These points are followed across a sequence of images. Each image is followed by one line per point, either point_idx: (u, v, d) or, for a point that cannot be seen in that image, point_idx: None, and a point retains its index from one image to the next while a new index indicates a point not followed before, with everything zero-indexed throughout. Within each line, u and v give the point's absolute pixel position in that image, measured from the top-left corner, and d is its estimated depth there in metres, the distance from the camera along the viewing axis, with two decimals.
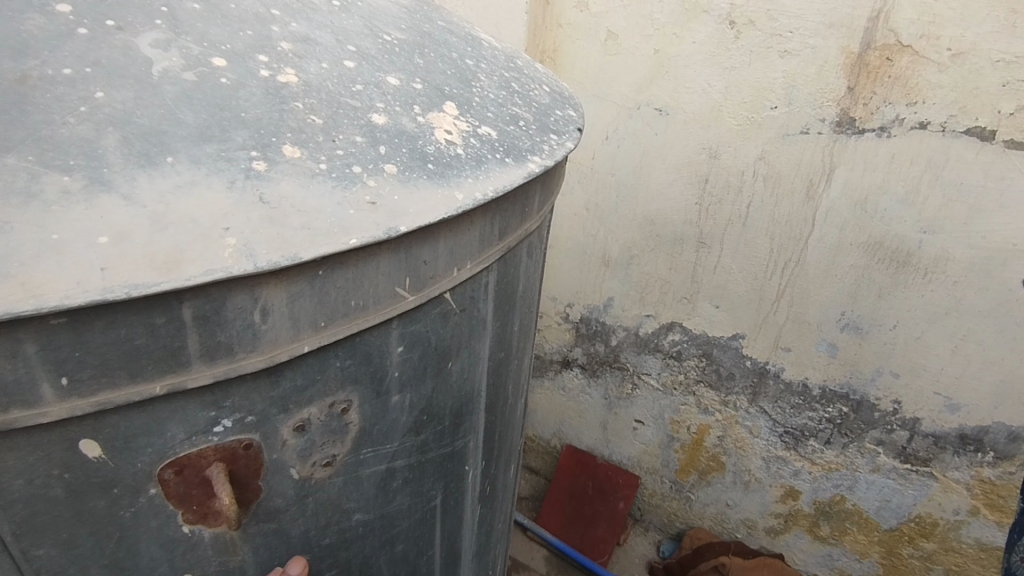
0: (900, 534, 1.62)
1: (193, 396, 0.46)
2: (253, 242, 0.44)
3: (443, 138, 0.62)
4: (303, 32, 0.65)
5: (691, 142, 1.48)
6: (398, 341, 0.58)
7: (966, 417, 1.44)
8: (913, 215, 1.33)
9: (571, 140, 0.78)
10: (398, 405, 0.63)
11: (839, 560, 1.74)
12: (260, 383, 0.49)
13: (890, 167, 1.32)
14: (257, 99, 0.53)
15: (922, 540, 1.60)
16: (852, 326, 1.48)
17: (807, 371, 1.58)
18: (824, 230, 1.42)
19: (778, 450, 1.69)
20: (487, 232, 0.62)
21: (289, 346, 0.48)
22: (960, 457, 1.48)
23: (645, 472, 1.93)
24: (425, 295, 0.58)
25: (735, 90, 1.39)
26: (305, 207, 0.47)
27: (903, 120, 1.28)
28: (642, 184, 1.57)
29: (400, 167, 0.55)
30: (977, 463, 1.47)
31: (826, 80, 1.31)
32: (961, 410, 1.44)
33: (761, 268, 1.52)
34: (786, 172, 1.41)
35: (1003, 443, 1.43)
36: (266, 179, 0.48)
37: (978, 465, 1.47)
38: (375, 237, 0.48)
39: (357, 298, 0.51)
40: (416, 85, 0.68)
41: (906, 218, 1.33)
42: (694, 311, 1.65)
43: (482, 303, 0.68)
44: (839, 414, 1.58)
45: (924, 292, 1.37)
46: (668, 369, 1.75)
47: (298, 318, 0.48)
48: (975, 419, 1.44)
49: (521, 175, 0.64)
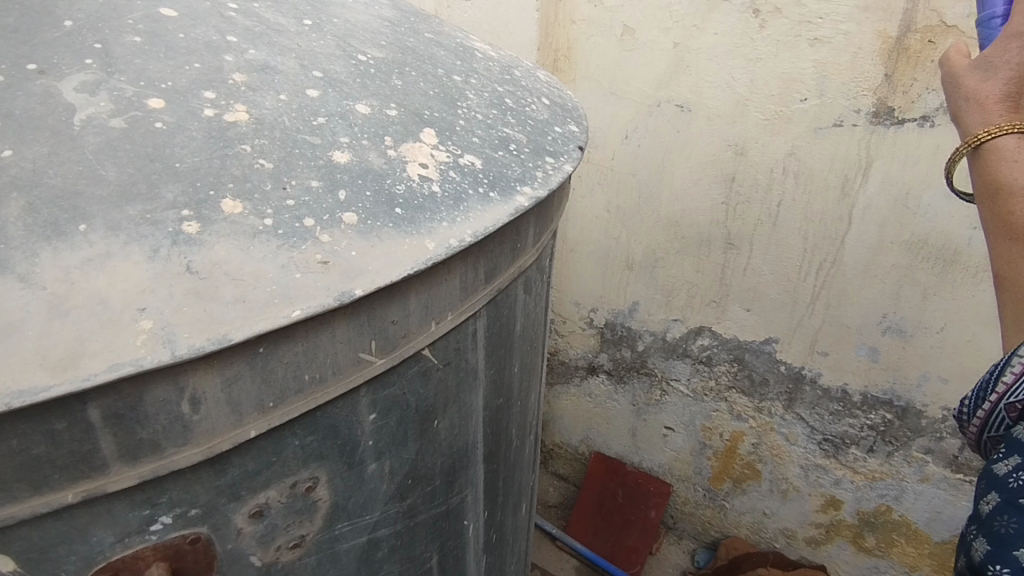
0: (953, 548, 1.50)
1: (118, 498, 0.41)
2: (172, 324, 0.38)
3: (417, 175, 0.55)
4: (261, 58, 0.58)
5: (716, 139, 1.38)
6: (369, 409, 0.52)
7: None
8: (962, 212, 1.21)
9: (570, 162, 0.70)
10: (375, 473, 0.56)
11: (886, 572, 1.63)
12: (200, 474, 0.43)
13: (935, 159, 1.20)
14: (195, 145, 0.47)
15: None
16: (895, 329, 1.36)
17: (846, 376, 1.47)
18: (861, 229, 1.31)
19: (817, 458, 1.58)
20: (469, 279, 0.55)
21: (230, 434, 0.42)
22: None
23: (677, 480, 1.83)
24: (398, 356, 0.51)
25: (762, 83, 1.29)
26: (240, 275, 0.41)
27: None
28: (664, 185, 1.47)
29: (361, 216, 0.48)
30: None
31: (862, 68, 1.20)
32: None
33: (794, 268, 1.42)
34: (819, 169, 1.30)
35: None
36: (195, 244, 0.41)
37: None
38: (323, 305, 0.42)
39: (311, 372, 0.45)
40: (390, 111, 0.60)
41: (953, 215, 1.22)
42: (724, 315, 1.55)
43: (471, 352, 0.61)
44: (884, 421, 1.47)
45: (977, 292, 1.25)
46: (698, 374, 1.66)
47: (239, 402, 0.41)
48: None
49: (506, 212, 0.56)
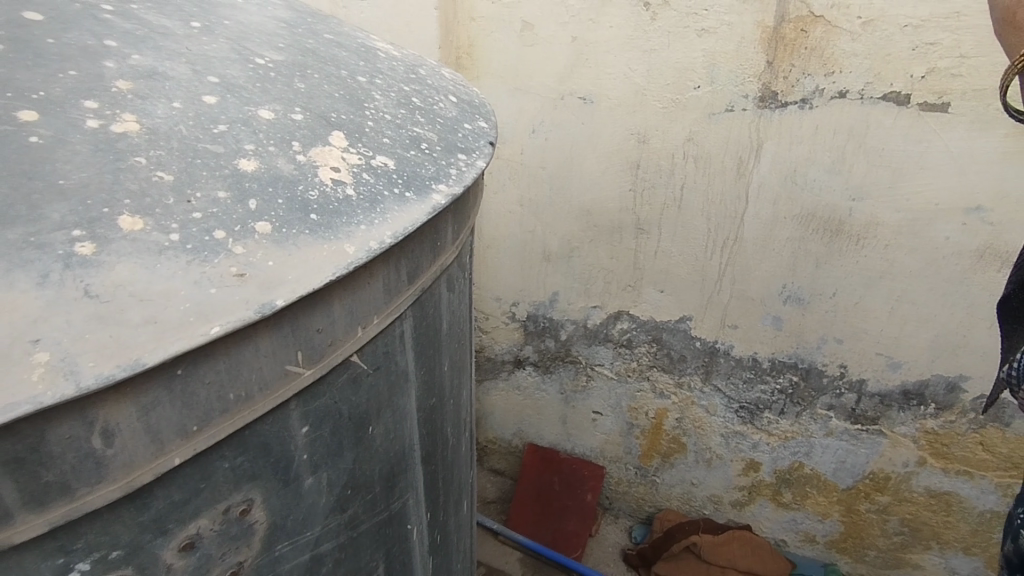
0: (857, 492, 1.64)
1: (27, 549, 0.37)
2: (74, 353, 0.35)
3: (330, 179, 0.53)
4: (147, 64, 0.54)
5: (620, 129, 1.43)
6: (300, 422, 0.50)
7: (907, 373, 1.46)
8: (842, 185, 1.32)
9: (483, 157, 0.70)
10: (312, 488, 0.54)
11: (803, 523, 1.75)
12: (120, 512, 0.40)
13: (816, 139, 1.30)
14: (81, 159, 0.43)
15: (878, 495, 1.63)
16: (794, 298, 1.47)
17: (754, 346, 1.57)
18: (757, 207, 1.40)
19: (736, 425, 1.68)
20: (393, 281, 0.55)
21: (152, 465, 0.40)
22: (905, 412, 1.50)
23: (609, 462, 1.89)
24: (326, 365, 0.50)
25: (658, 73, 1.35)
26: (148, 294, 0.38)
27: (823, 90, 1.26)
28: (575, 176, 1.51)
29: (275, 224, 0.47)
30: (921, 415, 1.49)
31: (746, 56, 1.28)
32: (901, 368, 1.46)
33: (701, 249, 1.49)
34: (715, 152, 1.38)
35: (943, 394, 1.46)
36: (93, 265, 0.38)
37: (922, 418, 1.50)
38: (243, 319, 0.40)
39: (236, 390, 0.43)
40: (295, 115, 0.58)
41: (835, 188, 1.32)
42: (640, 298, 1.61)
43: (400, 354, 0.60)
44: (791, 383, 1.58)
45: (860, 258, 1.37)
46: (620, 357, 1.71)
47: (159, 430, 0.39)
48: (916, 374, 1.45)
49: (425, 211, 0.56)
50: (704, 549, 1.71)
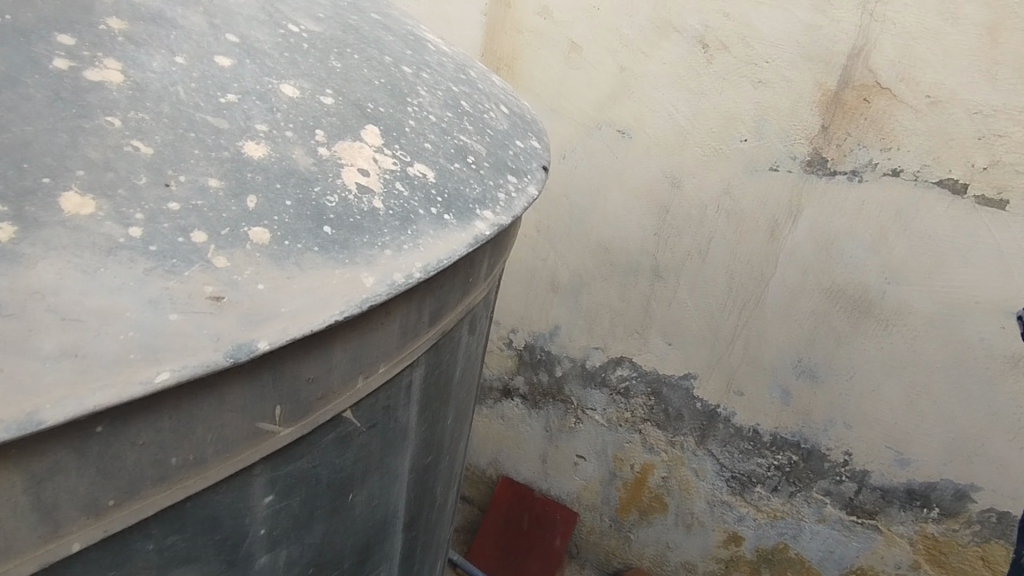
0: None
1: None
2: None
3: (355, 183, 0.42)
4: (154, 6, 0.44)
5: (653, 168, 1.31)
6: (265, 491, 0.38)
7: (914, 473, 1.31)
8: (876, 265, 1.19)
9: (534, 184, 0.59)
10: (266, 568, 0.42)
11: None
12: None
13: (860, 215, 1.17)
14: (32, 108, 0.32)
15: None
16: (807, 372, 1.33)
17: (758, 416, 1.41)
18: (785, 272, 1.27)
19: (723, 494, 1.52)
20: (411, 323, 0.43)
21: (39, 552, 0.28)
22: (906, 512, 1.35)
23: (584, 508, 1.73)
24: (311, 423, 0.38)
25: (703, 117, 1.23)
26: (77, 314, 0.27)
27: (876, 165, 1.14)
28: (597, 209, 1.39)
29: (276, 233, 0.35)
30: (922, 519, 1.34)
31: (800, 116, 1.16)
32: (910, 466, 1.31)
33: (718, 307, 1.36)
34: (751, 209, 1.25)
35: (950, 500, 1.30)
36: (3, 258, 0.27)
37: (923, 522, 1.34)
38: (204, 366, 0.28)
39: (181, 452, 0.31)
40: (325, 98, 0.47)
41: (869, 266, 1.19)
42: (646, 347, 1.47)
43: (402, 408, 0.49)
44: (789, 462, 1.42)
45: (884, 343, 1.23)
46: (614, 404, 1.57)
47: (55, 504, 0.27)
48: (924, 475, 1.30)
49: (465, 242, 0.45)
50: None
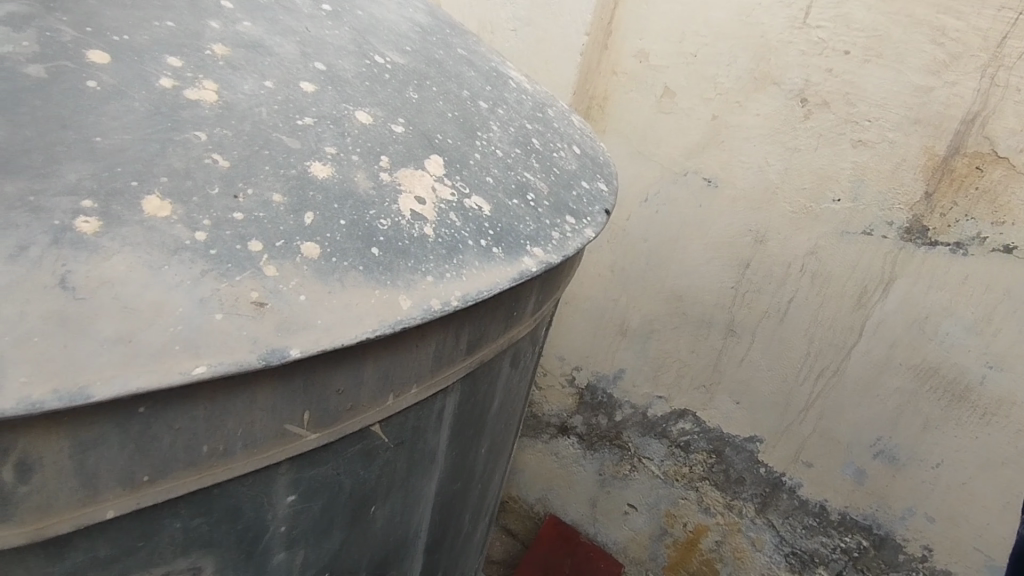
0: None
1: None
2: (8, 358, 0.27)
3: (410, 210, 0.44)
4: (254, 34, 0.49)
5: (736, 221, 1.27)
6: (288, 490, 0.40)
7: None
8: (978, 348, 1.10)
9: (593, 226, 0.60)
10: (282, 565, 0.44)
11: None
12: (26, 560, 0.31)
13: (963, 291, 1.09)
14: (133, 118, 0.37)
15: None
16: (887, 455, 1.23)
17: (827, 492, 1.32)
18: (869, 344, 1.19)
19: (781, 571, 1.42)
20: (448, 348, 0.44)
21: (75, 515, 0.31)
22: None
23: (630, 561, 1.66)
24: (338, 432, 0.40)
25: (796, 174, 1.19)
26: (136, 305, 0.30)
27: (985, 239, 1.06)
28: (675, 257, 1.36)
29: (326, 249, 0.38)
30: None
31: (901, 180, 1.10)
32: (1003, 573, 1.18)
33: (792, 371, 1.29)
34: (838, 273, 1.19)
35: None
36: (85, 248, 0.30)
37: None
38: (239, 365, 0.31)
39: (211, 442, 0.33)
40: (396, 127, 0.50)
41: (970, 349, 1.10)
42: (711, 403, 1.42)
43: (433, 430, 0.50)
44: (858, 547, 1.31)
45: (979, 436, 1.13)
46: (672, 457, 1.52)
47: (95, 474, 0.30)
48: None
49: (509, 276, 0.46)
50: None
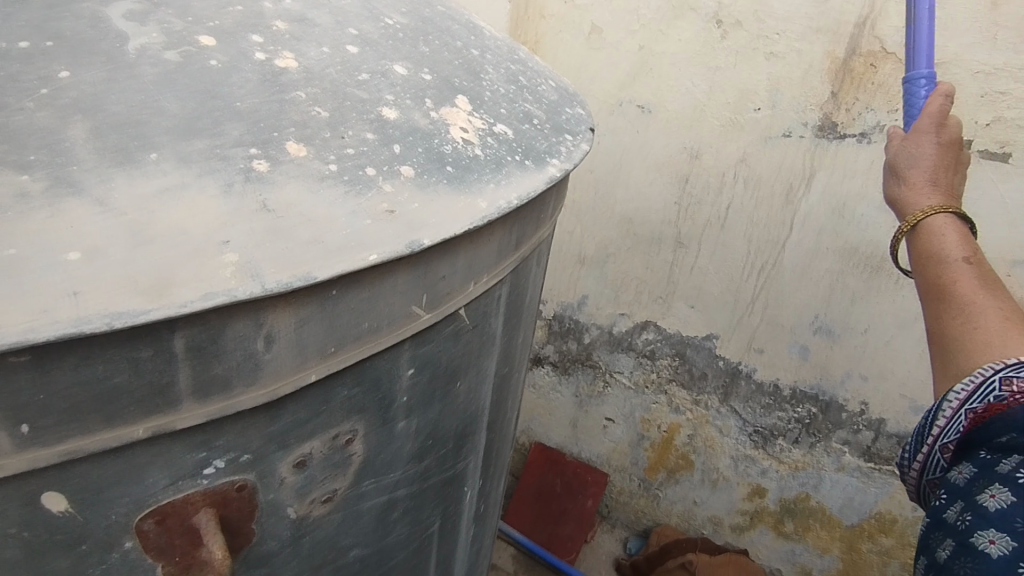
0: (861, 530, 1.60)
1: (180, 437, 0.39)
2: (258, 258, 0.37)
3: (460, 138, 0.56)
4: (298, 9, 0.57)
5: (673, 142, 1.42)
6: (409, 364, 0.52)
7: None
8: (889, 223, 1.29)
9: (584, 141, 0.72)
10: (403, 431, 0.56)
11: (800, 555, 1.70)
12: (257, 419, 0.42)
13: (869, 173, 1.28)
14: (252, 86, 0.46)
15: (881, 536, 1.58)
16: (825, 329, 1.44)
17: (778, 371, 1.53)
18: (800, 234, 1.38)
19: (747, 449, 1.65)
20: (504, 243, 0.57)
21: (293, 377, 0.42)
22: None
23: (614, 470, 1.87)
24: (441, 312, 0.52)
25: (720, 91, 1.34)
26: (316, 217, 0.41)
27: (884, 127, 1.24)
28: (622, 182, 1.51)
29: (417, 170, 0.49)
30: None
31: (810, 85, 1.27)
32: (924, 412, 1.42)
33: (737, 269, 1.47)
34: (766, 175, 1.36)
35: None
36: (268, 182, 0.41)
37: None
38: (397, 252, 0.42)
39: (371, 320, 0.45)
40: (425, 76, 0.61)
41: (881, 225, 1.30)
42: (669, 311, 1.59)
43: (494, 316, 0.62)
44: (809, 414, 1.54)
45: (896, 298, 1.34)
46: (641, 367, 1.70)
47: (307, 344, 0.41)
48: None
49: (542, 180, 0.58)
50: (699, 567, 1.64)
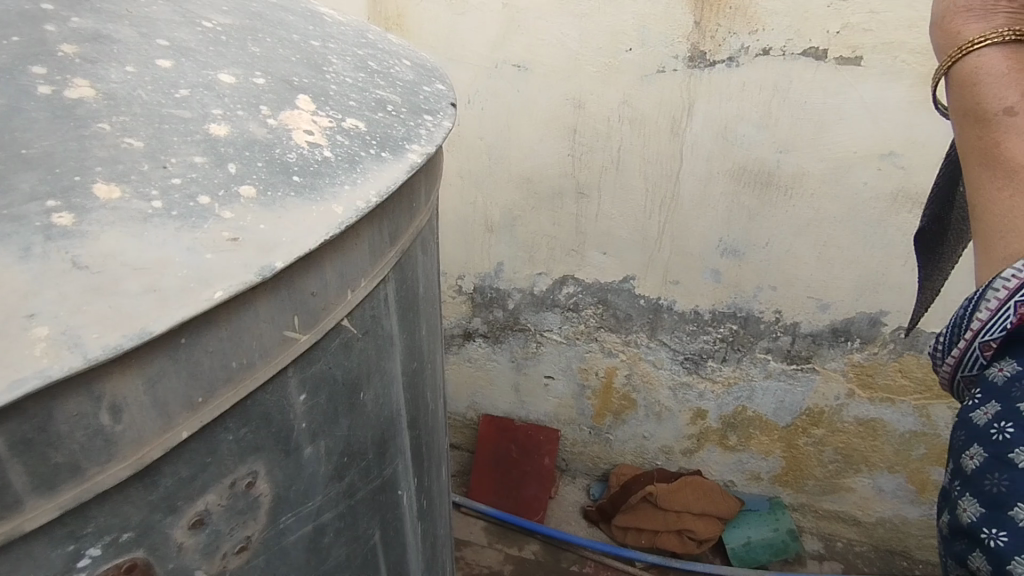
0: (796, 428, 1.71)
1: (38, 536, 0.35)
2: (75, 326, 0.33)
3: (305, 141, 0.52)
4: (88, 27, 0.51)
5: (554, 95, 1.41)
6: (299, 389, 0.49)
7: (836, 313, 1.52)
8: (768, 139, 1.34)
9: (447, 119, 0.70)
10: (312, 456, 0.53)
11: (748, 463, 1.81)
12: (130, 492, 0.38)
13: (744, 95, 1.31)
14: (39, 126, 0.41)
15: (813, 428, 1.70)
16: (731, 250, 1.50)
17: (696, 299, 1.59)
18: (691, 164, 1.41)
19: (682, 377, 1.71)
20: (376, 242, 0.54)
21: (160, 439, 0.38)
22: (835, 349, 1.57)
23: (562, 424, 1.90)
24: (320, 329, 0.49)
25: (589, 37, 1.34)
26: (142, 263, 0.37)
27: (748, 49, 1.27)
28: (513, 144, 1.49)
29: (259, 187, 0.45)
30: (849, 351, 1.56)
31: (674, 17, 1.28)
32: (831, 308, 1.51)
33: (639, 209, 1.50)
34: (649, 113, 1.38)
35: (867, 329, 1.52)
36: (78, 235, 0.36)
37: (849, 353, 1.57)
38: (246, 283, 0.39)
39: (240, 356, 0.42)
40: (257, 79, 0.56)
41: (763, 142, 1.35)
42: (584, 262, 1.61)
43: (385, 316, 0.60)
44: (730, 332, 1.61)
45: (790, 208, 1.40)
46: (568, 321, 1.72)
47: (166, 402, 0.38)
48: (844, 313, 1.51)
49: (403, 169, 0.55)
50: (659, 498, 1.76)
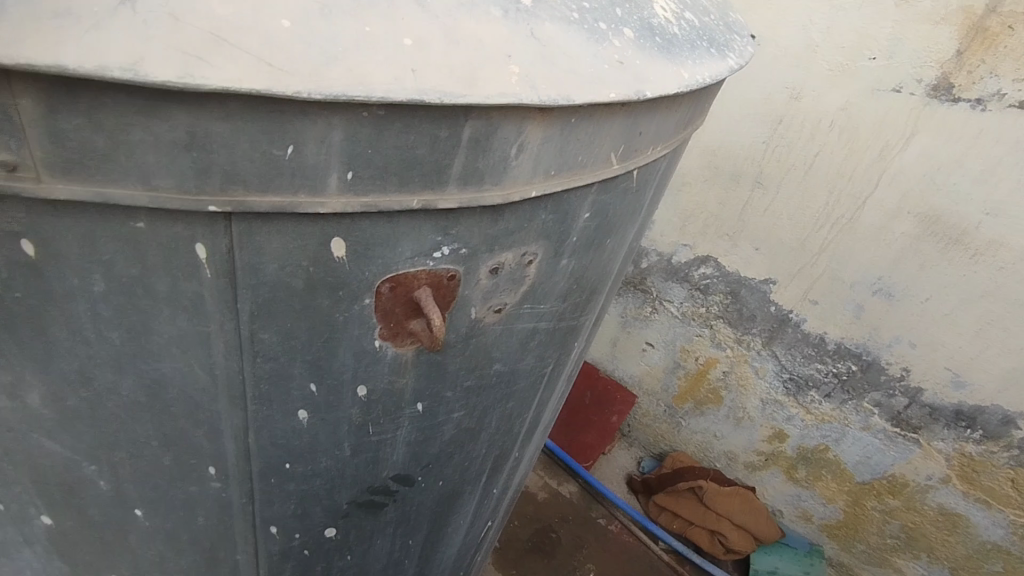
0: (870, 489, 1.65)
1: (432, 216, 0.48)
2: (535, 76, 0.44)
3: (661, 15, 0.61)
4: None
5: (776, 80, 1.45)
6: (588, 208, 0.59)
7: (969, 396, 1.44)
8: (977, 197, 1.28)
9: (749, 46, 0.75)
10: (563, 269, 0.64)
11: (805, 501, 1.79)
12: (485, 217, 0.51)
13: (973, 144, 1.26)
14: None
15: (889, 497, 1.63)
16: (884, 292, 1.46)
17: (827, 326, 1.58)
18: (884, 193, 1.39)
19: (778, 395, 1.72)
20: (680, 120, 0.63)
21: (523, 188, 0.50)
22: (949, 430, 1.49)
23: (643, 392, 1.99)
24: (625, 167, 0.59)
25: (838, 31, 1.34)
26: (568, 52, 0.47)
27: (1003, 96, 1.21)
28: (715, 115, 1.56)
29: (635, 34, 0.55)
30: (963, 437, 1.48)
31: (937, 40, 1.25)
32: (965, 388, 1.44)
33: (812, 216, 1.50)
34: (865, 129, 1.37)
35: (995, 424, 1.43)
36: (536, 17, 0.47)
37: (963, 440, 1.48)
38: (629, 96, 0.49)
39: (585, 155, 0.52)
40: None
41: (969, 197, 1.29)
42: (733, 250, 1.66)
43: (647, 188, 0.69)
44: (848, 371, 1.59)
45: (968, 271, 1.34)
46: (692, 299, 1.78)
47: (541, 161, 0.49)
48: (977, 399, 1.44)
49: (725, 68, 0.64)
50: (707, 494, 1.81)
